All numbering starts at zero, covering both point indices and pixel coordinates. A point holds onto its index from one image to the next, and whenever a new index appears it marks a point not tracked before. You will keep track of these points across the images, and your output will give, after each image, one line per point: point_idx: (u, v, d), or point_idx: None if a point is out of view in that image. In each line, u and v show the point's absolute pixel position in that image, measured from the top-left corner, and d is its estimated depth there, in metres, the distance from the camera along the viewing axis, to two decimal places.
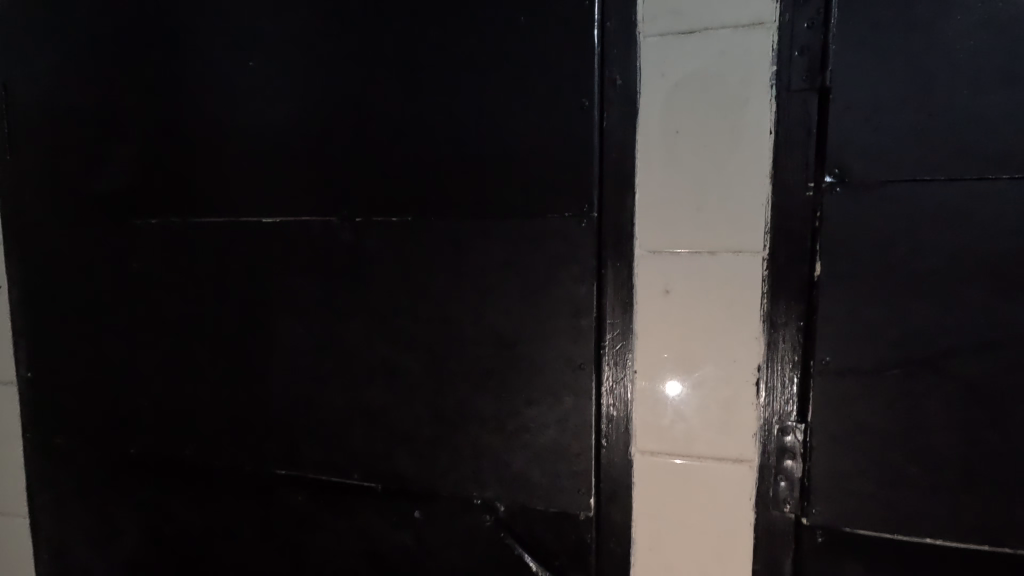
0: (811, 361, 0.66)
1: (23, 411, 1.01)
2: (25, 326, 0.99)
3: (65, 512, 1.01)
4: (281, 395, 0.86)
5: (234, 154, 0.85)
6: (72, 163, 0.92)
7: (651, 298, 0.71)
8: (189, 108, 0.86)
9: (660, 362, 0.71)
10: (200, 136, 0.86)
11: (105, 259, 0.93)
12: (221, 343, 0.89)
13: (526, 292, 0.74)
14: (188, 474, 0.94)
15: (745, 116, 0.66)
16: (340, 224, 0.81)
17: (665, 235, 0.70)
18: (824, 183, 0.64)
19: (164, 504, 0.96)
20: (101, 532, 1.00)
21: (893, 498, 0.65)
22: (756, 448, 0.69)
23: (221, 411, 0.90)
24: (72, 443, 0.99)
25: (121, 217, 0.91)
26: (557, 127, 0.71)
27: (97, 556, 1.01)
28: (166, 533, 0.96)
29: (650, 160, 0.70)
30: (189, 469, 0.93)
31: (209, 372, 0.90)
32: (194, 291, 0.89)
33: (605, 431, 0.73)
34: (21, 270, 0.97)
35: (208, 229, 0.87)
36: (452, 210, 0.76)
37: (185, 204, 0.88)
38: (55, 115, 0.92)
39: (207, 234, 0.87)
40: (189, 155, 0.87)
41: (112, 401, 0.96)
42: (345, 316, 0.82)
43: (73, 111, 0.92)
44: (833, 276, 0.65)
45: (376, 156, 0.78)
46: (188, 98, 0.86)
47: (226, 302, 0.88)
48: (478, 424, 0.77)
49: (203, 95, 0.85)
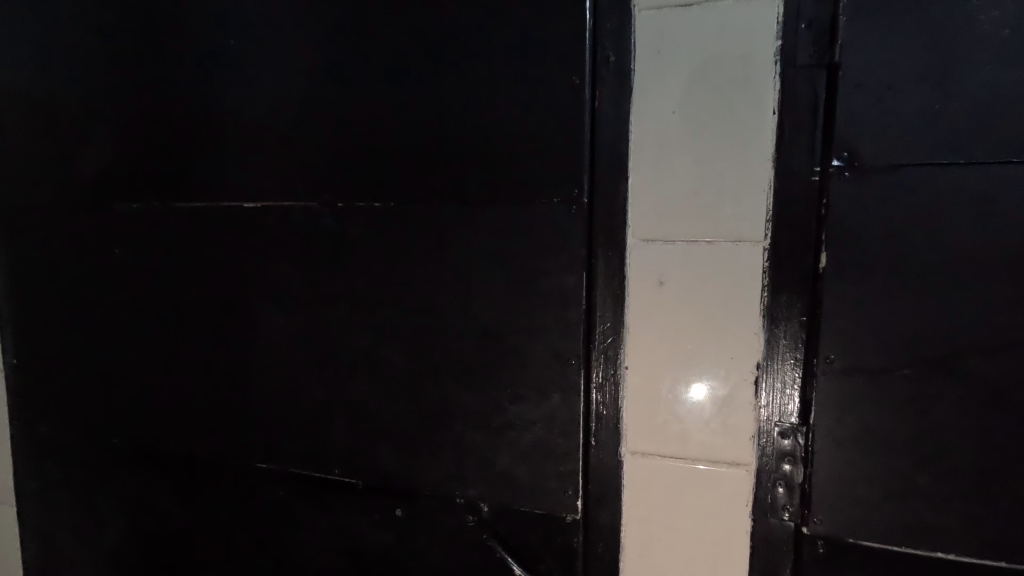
0: (814, 359, 0.62)
1: (9, 398, 1.00)
2: (10, 312, 0.97)
3: (50, 500, 1.00)
4: (263, 387, 0.84)
5: (215, 136, 0.82)
6: (56, 145, 0.90)
7: (644, 290, 0.67)
8: (171, 89, 0.83)
9: (653, 359, 0.67)
10: (182, 117, 0.83)
11: (88, 244, 0.90)
12: (203, 332, 0.86)
13: (513, 283, 0.70)
14: (170, 464, 0.91)
15: (746, 95, 0.61)
16: (321, 210, 0.77)
17: (659, 223, 0.65)
18: (832, 167, 0.59)
19: (147, 495, 0.94)
20: (85, 522, 0.98)
21: (901, 508, 0.60)
22: (753, 452, 0.65)
23: (203, 402, 0.88)
24: (58, 431, 0.97)
25: (102, 201, 0.89)
26: (547, 107, 0.67)
27: (81, 546, 0.99)
28: (149, 524, 0.95)
29: (644, 143, 0.65)
30: (171, 460, 0.91)
31: (192, 362, 0.88)
32: (176, 277, 0.87)
33: (594, 430, 0.69)
34: (6, 255, 0.96)
35: (190, 214, 0.85)
36: (437, 196, 0.72)
37: (167, 188, 0.85)
38: (39, 97, 0.90)
39: (189, 219, 0.85)
40: (171, 138, 0.84)
41: (96, 390, 0.94)
42: (327, 305, 0.79)
43: (57, 92, 0.89)
44: (841, 267, 0.60)
45: (359, 138, 0.74)
46: (170, 78, 0.83)
47: (208, 290, 0.85)
48: (462, 421, 0.74)
49: (185, 77, 0.82)
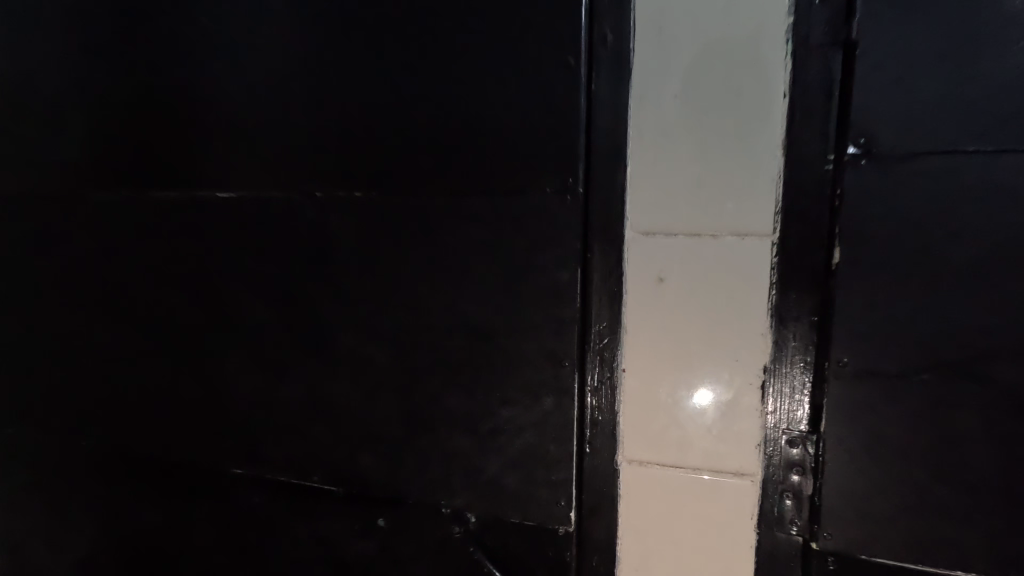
0: (826, 362, 0.57)
1: None
2: None
3: (19, 504, 0.95)
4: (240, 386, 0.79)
5: (191, 121, 0.77)
6: (24, 130, 0.85)
7: (643, 287, 0.62)
8: (144, 70, 0.79)
9: (652, 361, 0.62)
10: (156, 100, 0.78)
11: (57, 234, 0.86)
12: (178, 328, 0.82)
13: (502, 278, 0.65)
14: (143, 467, 0.87)
15: (755, 76, 0.57)
16: (300, 199, 0.73)
17: (660, 215, 0.61)
18: (847, 155, 0.55)
19: (118, 500, 0.89)
20: (54, 527, 0.94)
21: (919, 523, 0.56)
22: (760, 461, 0.60)
23: (178, 403, 0.83)
24: (26, 431, 0.93)
25: (71, 190, 0.84)
26: (540, 90, 0.62)
27: (51, 552, 0.95)
28: (120, 530, 0.90)
29: (644, 128, 0.61)
30: (144, 463, 0.87)
31: (166, 360, 0.83)
32: (149, 270, 0.82)
33: (588, 437, 0.65)
34: None
35: (163, 204, 0.80)
36: (422, 184, 0.67)
37: (139, 176, 0.80)
38: (7, 79, 0.85)
39: (162, 209, 0.80)
40: (143, 123, 0.79)
41: (65, 388, 0.89)
42: (307, 301, 0.74)
43: (25, 73, 0.84)
44: (856, 263, 0.55)
45: (341, 123, 0.70)
46: (143, 58, 0.78)
47: (183, 284, 0.80)
48: (448, 426, 0.69)
49: (159, 57, 0.78)
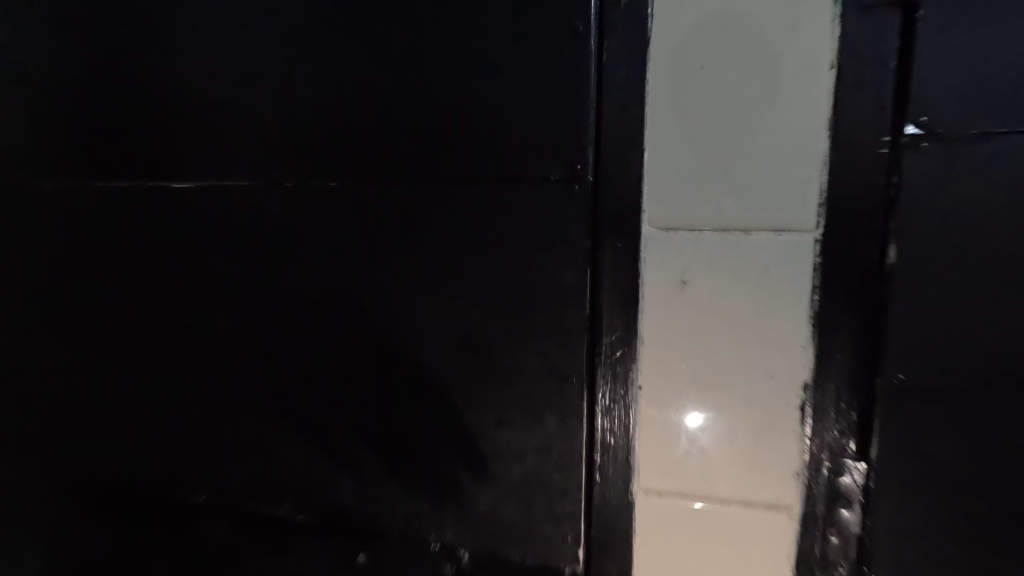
0: (878, 379, 0.49)
1: None
2: None
3: None
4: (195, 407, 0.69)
5: (126, 96, 0.65)
6: None
7: (662, 292, 0.53)
8: (66, 35, 0.66)
9: (672, 377, 0.54)
10: (82, 71, 0.66)
11: None
12: (117, 340, 0.70)
13: (498, 282, 0.56)
14: (83, 499, 0.75)
15: (795, 44, 0.48)
16: (262, 189, 0.62)
17: (682, 208, 0.52)
18: (905, 136, 0.46)
19: (51, 540, 0.77)
20: None
21: (985, 565, 0.48)
22: (798, 493, 0.52)
23: (120, 425, 0.72)
24: None
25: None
26: (542, 61, 0.53)
27: None
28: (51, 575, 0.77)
29: (663, 107, 0.52)
30: (83, 494, 0.75)
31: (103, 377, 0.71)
32: (80, 273, 0.70)
33: (598, 463, 0.56)
34: None
35: (96, 195, 0.68)
36: (403, 172, 0.58)
37: (66, 162, 0.68)
38: None
39: (94, 201, 0.68)
40: (68, 99, 0.67)
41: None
42: (270, 308, 0.64)
43: None
44: (914, 264, 0.47)
45: (308, 101, 0.60)
46: (65, 21, 0.66)
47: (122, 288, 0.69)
48: (436, 451, 0.60)
49: (86, 21, 0.65)
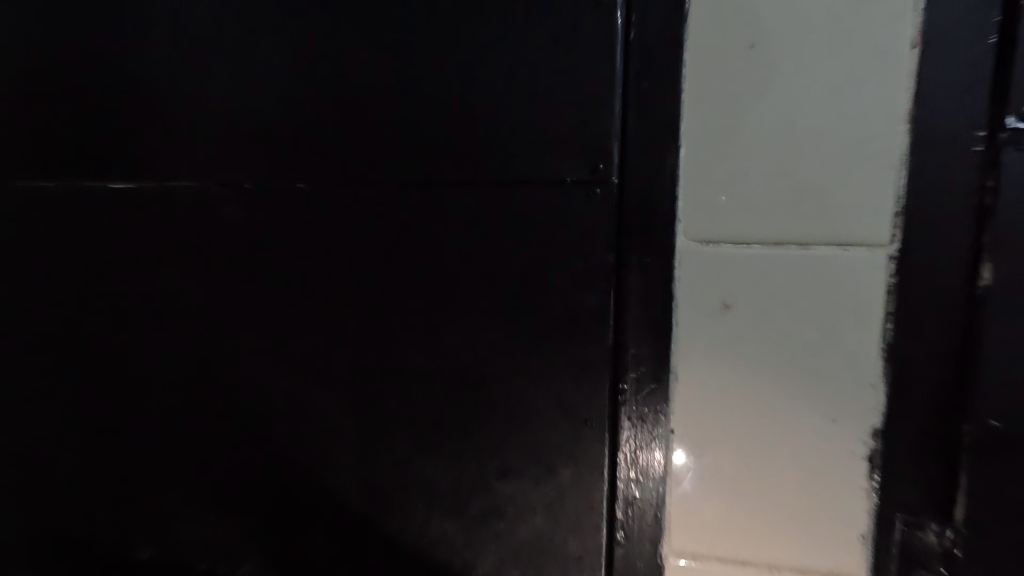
0: (967, 426, 0.40)
1: None
2: None
3: None
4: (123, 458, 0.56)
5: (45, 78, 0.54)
6: None
7: (699, 318, 0.44)
8: None
9: (711, 420, 0.45)
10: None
11: None
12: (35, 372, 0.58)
13: (501, 304, 0.47)
14: None
15: (870, 17, 0.39)
16: (212, 191, 0.51)
17: (726, 218, 0.43)
18: (1007, 130, 0.38)
19: None
20: None
21: None
22: (863, 559, 0.43)
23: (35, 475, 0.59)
24: None
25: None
26: (556, 36, 0.43)
27: None
28: None
29: (704, 95, 0.43)
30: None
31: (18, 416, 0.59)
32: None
33: (621, 522, 0.47)
34: None
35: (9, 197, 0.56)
36: (383, 172, 0.47)
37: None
38: None
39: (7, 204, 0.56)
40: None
41: None
42: (220, 335, 0.53)
43: None
44: (1016, 286, 0.39)
45: (263, 83, 0.49)
46: None
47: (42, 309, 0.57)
48: (426, 506, 0.50)
49: None
